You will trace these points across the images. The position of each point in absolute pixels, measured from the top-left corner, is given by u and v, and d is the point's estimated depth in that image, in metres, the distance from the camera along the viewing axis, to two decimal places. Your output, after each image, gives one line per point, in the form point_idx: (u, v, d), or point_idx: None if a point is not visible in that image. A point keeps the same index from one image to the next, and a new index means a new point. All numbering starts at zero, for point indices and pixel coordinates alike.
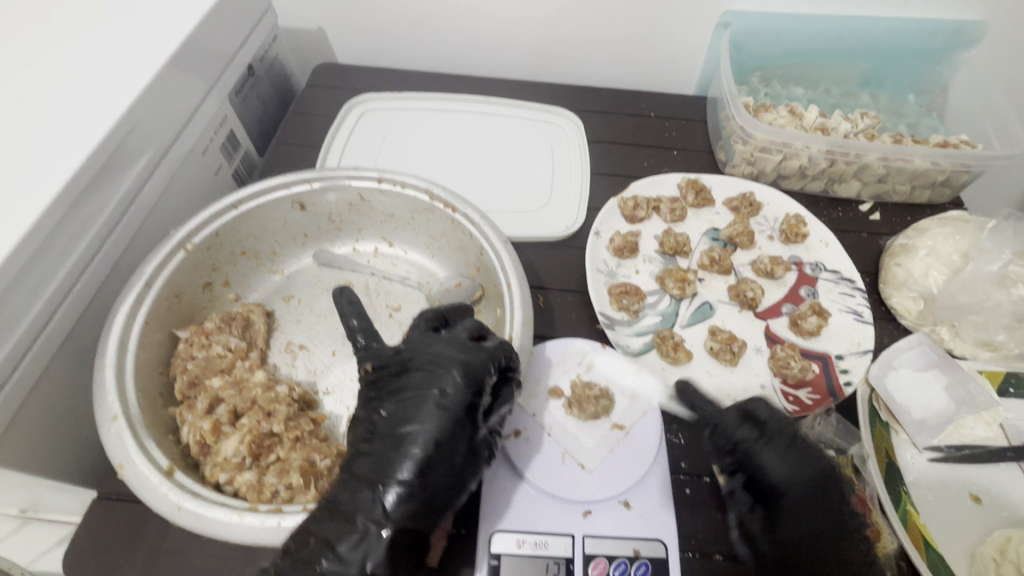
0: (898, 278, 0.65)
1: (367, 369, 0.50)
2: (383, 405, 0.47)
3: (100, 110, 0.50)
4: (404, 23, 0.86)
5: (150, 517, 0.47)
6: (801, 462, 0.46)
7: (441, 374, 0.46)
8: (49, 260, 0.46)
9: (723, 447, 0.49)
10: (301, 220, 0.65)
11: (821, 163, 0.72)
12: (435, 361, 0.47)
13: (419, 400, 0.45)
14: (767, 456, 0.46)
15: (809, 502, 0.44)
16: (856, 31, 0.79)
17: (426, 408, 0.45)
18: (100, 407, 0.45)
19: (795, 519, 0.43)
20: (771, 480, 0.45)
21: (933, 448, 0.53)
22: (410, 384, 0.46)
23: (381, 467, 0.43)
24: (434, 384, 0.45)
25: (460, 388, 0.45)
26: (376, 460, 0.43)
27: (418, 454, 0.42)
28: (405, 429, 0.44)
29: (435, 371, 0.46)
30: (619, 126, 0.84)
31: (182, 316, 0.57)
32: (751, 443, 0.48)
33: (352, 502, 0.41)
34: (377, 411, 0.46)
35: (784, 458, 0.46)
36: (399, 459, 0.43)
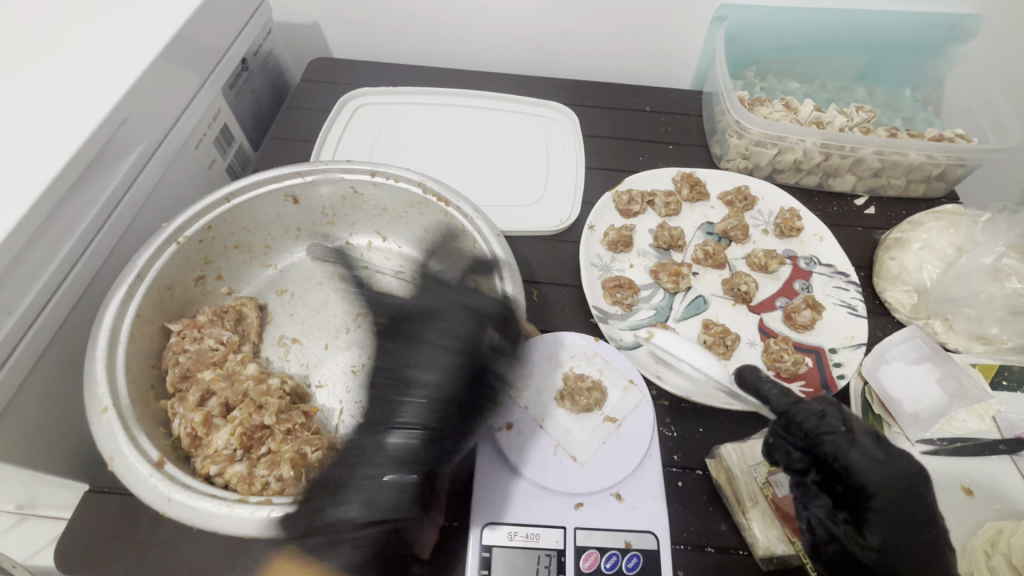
0: (891, 271, 0.65)
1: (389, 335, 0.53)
2: (404, 366, 0.49)
3: (91, 102, 0.49)
4: (399, 18, 0.85)
5: (140, 510, 0.47)
6: (890, 461, 0.43)
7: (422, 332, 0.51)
8: (40, 251, 0.46)
9: (802, 444, 0.44)
10: (294, 214, 0.65)
11: (816, 158, 0.72)
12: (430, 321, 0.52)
13: (440, 370, 0.48)
14: (858, 456, 0.43)
15: (899, 503, 0.42)
16: (851, 25, 0.79)
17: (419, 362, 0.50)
18: (90, 400, 0.45)
19: (884, 522, 0.41)
20: (863, 483, 0.42)
21: (926, 441, 0.52)
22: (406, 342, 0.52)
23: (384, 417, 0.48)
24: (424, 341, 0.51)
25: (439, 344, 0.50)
26: (387, 413, 0.47)
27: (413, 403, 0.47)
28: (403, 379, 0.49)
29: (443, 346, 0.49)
30: (615, 120, 0.84)
31: (174, 310, 0.57)
32: (841, 442, 0.43)
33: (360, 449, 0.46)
34: (404, 370, 0.49)
35: (873, 458, 0.43)
36: (401, 414, 0.47)
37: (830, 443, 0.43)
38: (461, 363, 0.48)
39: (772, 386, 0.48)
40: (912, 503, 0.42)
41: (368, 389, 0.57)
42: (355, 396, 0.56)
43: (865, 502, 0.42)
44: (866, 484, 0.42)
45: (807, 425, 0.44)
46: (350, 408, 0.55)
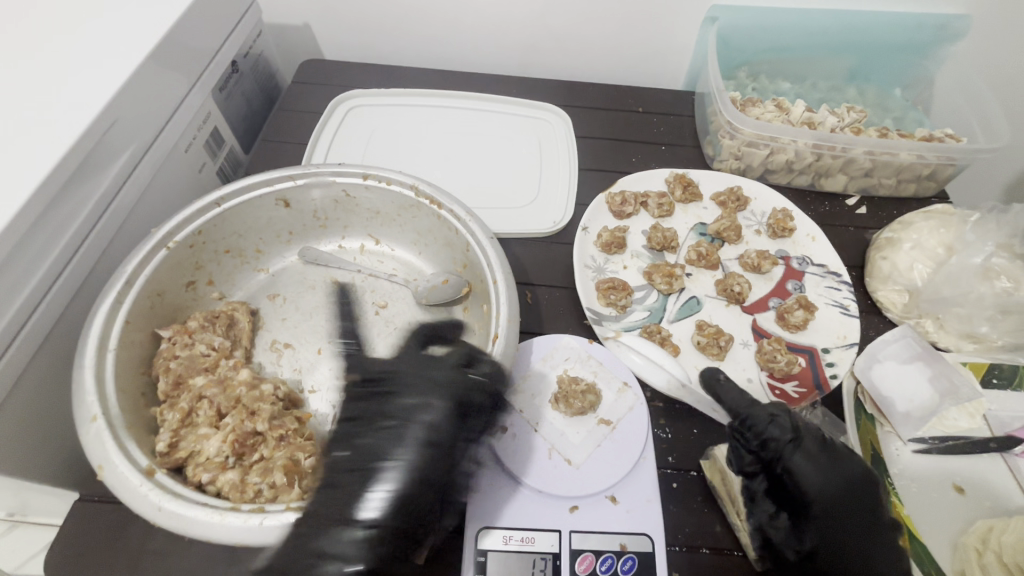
0: (883, 271, 0.65)
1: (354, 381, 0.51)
2: (365, 430, 0.47)
3: (77, 106, 0.49)
4: (390, 19, 0.85)
5: (133, 520, 0.47)
6: (835, 467, 0.44)
7: (428, 397, 0.48)
8: (26, 258, 0.45)
9: (750, 445, 0.45)
10: (285, 217, 0.65)
11: (807, 158, 0.72)
12: (434, 383, 0.48)
13: (400, 432, 0.46)
14: (799, 462, 0.44)
15: (840, 509, 0.43)
16: (841, 25, 0.79)
17: (411, 433, 0.46)
18: (79, 408, 0.44)
19: (824, 526, 0.43)
20: (806, 490, 0.43)
21: (917, 440, 0.54)
22: (393, 410, 0.48)
23: (365, 476, 0.44)
24: (428, 411, 0.47)
25: (449, 414, 0.47)
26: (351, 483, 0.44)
27: (397, 471, 0.44)
28: (383, 458, 0.45)
29: (427, 401, 0.47)
30: (607, 121, 0.84)
31: (164, 315, 0.57)
32: (783, 448, 0.44)
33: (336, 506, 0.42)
34: (361, 435, 0.47)
35: (818, 464, 0.44)
36: (376, 479, 0.44)
37: (771, 448, 0.44)
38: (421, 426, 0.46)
39: (726, 384, 0.48)
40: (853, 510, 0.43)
41: None
42: None
43: (807, 508, 0.43)
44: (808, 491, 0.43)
45: (756, 429, 0.44)
46: (344, 413, 0.55)
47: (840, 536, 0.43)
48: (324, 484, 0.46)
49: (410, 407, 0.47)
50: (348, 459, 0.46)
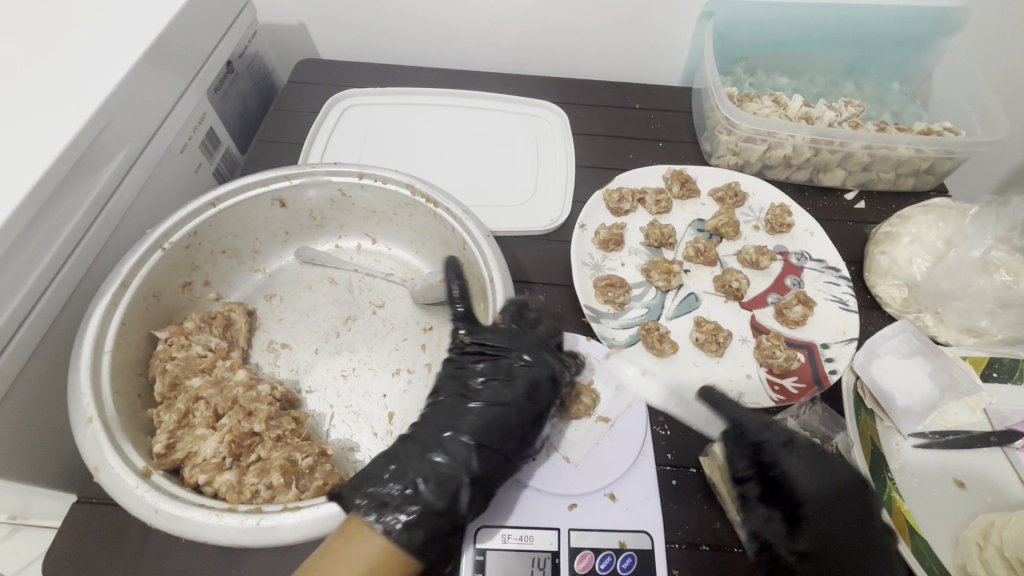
0: (882, 266, 0.65)
1: (463, 342, 0.53)
2: (477, 377, 0.50)
3: (69, 108, 0.48)
4: (386, 17, 0.85)
5: (129, 521, 0.47)
6: (830, 470, 0.47)
7: (535, 362, 0.50)
8: (22, 260, 0.45)
9: (748, 451, 0.49)
10: (282, 217, 0.65)
11: (805, 153, 0.72)
12: (532, 352, 0.51)
13: (507, 385, 0.49)
14: (792, 462, 0.47)
15: (832, 511, 0.45)
16: (839, 20, 0.79)
17: (517, 389, 0.49)
18: (75, 410, 0.44)
19: (818, 526, 0.44)
20: (800, 489, 0.46)
21: (917, 435, 0.53)
22: (508, 366, 0.50)
23: (465, 422, 0.47)
24: (532, 373, 0.50)
25: (549, 380, 0.50)
26: (462, 420, 0.47)
27: (500, 422, 0.47)
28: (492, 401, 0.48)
29: (536, 363, 0.50)
30: (604, 118, 0.83)
31: (161, 316, 0.57)
32: (777, 449, 0.48)
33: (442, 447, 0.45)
34: (473, 381, 0.50)
35: (812, 468, 0.47)
36: (480, 421, 0.47)
37: (768, 450, 0.48)
38: (523, 383, 0.49)
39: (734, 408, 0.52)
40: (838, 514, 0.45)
41: (359, 393, 0.56)
42: (346, 401, 0.56)
43: (800, 508, 0.46)
44: (806, 494, 0.46)
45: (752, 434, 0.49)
46: (342, 413, 0.55)
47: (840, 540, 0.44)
48: (321, 484, 0.46)
49: (515, 366, 0.50)
50: (460, 403, 0.49)
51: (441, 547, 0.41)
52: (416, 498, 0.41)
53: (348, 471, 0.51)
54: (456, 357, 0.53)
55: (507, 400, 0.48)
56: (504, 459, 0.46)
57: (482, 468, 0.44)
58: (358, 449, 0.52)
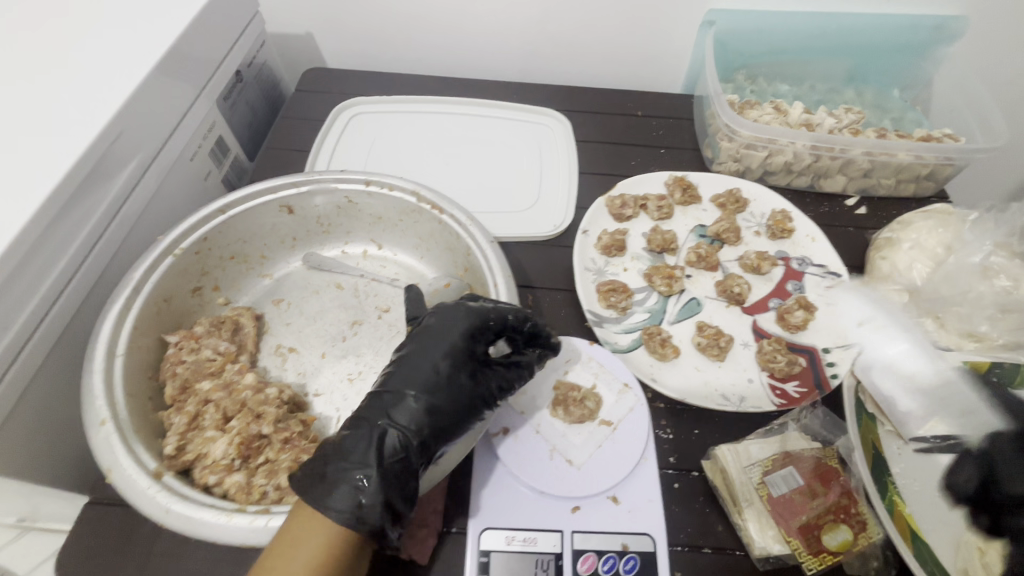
0: (883, 271, 0.66)
1: (409, 327, 0.54)
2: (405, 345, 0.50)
3: (84, 117, 0.50)
4: (392, 28, 0.86)
5: (140, 522, 0.47)
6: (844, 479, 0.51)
7: (448, 319, 0.49)
8: (37, 266, 0.46)
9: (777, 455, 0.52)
10: (290, 223, 0.66)
11: (806, 159, 0.73)
12: (448, 311, 0.50)
13: (432, 346, 0.48)
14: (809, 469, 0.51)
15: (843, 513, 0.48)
16: (838, 28, 0.80)
17: (434, 346, 0.48)
18: (88, 412, 0.45)
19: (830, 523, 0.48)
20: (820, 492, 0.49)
21: (919, 439, 0.54)
22: (428, 328, 0.49)
23: (389, 386, 0.46)
24: (445, 328, 0.48)
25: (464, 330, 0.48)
26: (385, 385, 0.46)
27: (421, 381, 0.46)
28: (412, 362, 0.47)
29: (449, 317, 0.49)
30: (607, 125, 0.85)
31: (171, 321, 0.58)
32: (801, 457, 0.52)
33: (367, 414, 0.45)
34: (401, 350, 0.49)
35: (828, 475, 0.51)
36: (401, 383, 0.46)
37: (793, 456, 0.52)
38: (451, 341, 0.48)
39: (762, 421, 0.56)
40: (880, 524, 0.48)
41: (365, 397, 0.57)
42: (352, 404, 0.56)
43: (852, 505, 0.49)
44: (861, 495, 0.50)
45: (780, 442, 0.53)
46: (348, 416, 0.56)
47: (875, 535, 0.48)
48: None
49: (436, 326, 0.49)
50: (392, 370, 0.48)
51: (370, 505, 0.39)
52: (350, 464, 0.41)
53: None
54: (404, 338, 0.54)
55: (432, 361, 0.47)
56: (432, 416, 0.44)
57: (415, 426, 0.44)
58: None
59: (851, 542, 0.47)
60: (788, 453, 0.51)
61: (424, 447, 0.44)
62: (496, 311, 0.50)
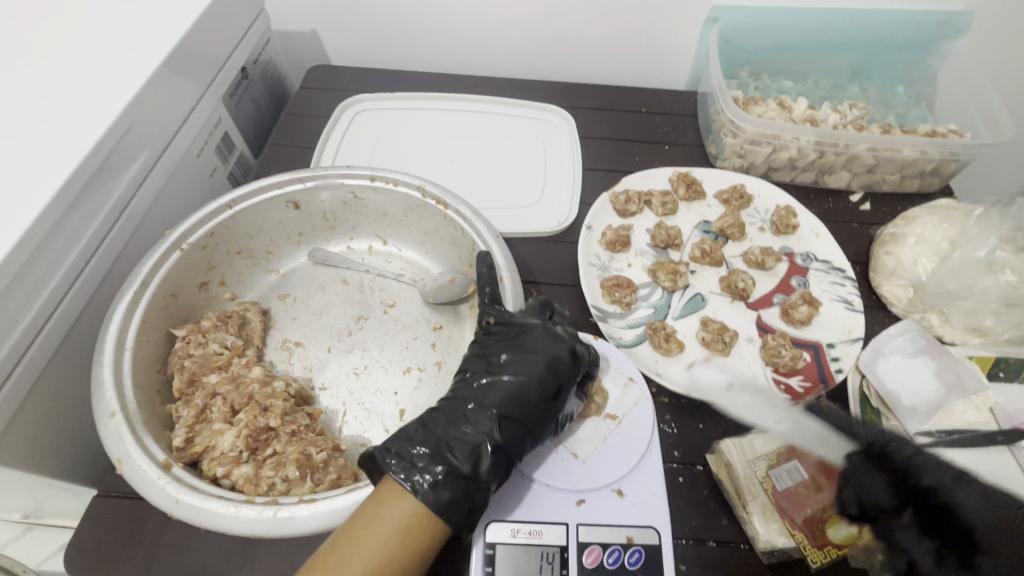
0: (887, 266, 0.66)
1: (490, 323, 0.53)
2: (501, 352, 0.51)
3: (93, 112, 0.50)
4: (396, 25, 0.87)
5: (148, 513, 0.48)
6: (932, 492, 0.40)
7: (555, 342, 0.51)
8: (47, 260, 0.46)
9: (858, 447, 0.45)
10: (296, 219, 0.66)
11: (810, 155, 0.73)
12: (551, 333, 0.51)
13: (526, 362, 0.49)
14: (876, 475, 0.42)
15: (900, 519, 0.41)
16: (843, 24, 0.79)
17: (537, 367, 0.49)
18: (98, 404, 0.46)
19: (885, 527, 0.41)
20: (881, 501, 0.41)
21: (924, 433, 0.51)
22: (530, 343, 0.51)
23: (486, 395, 0.48)
24: (551, 351, 0.50)
25: (568, 358, 0.50)
26: (481, 392, 0.48)
27: (522, 397, 0.48)
28: (513, 376, 0.49)
29: (554, 340, 0.51)
30: (611, 121, 0.85)
31: (179, 315, 0.58)
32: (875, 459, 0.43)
33: (468, 420, 0.46)
34: (494, 356, 0.51)
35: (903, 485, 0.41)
36: (500, 394, 0.48)
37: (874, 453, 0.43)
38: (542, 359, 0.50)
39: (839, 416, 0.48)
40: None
41: (371, 391, 0.57)
42: (358, 398, 0.57)
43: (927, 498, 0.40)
44: (947, 490, 0.39)
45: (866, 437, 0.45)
46: (354, 409, 0.56)
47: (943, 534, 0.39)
48: (335, 478, 0.47)
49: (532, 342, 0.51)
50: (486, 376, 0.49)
51: (467, 510, 0.42)
52: (444, 462, 0.43)
53: None
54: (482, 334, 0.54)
55: (526, 374, 0.49)
56: (525, 431, 0.47)
57: (503, 435, 0.46)
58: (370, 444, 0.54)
59: (856, 535, 0.46)
60: (793, 447, 0.50)
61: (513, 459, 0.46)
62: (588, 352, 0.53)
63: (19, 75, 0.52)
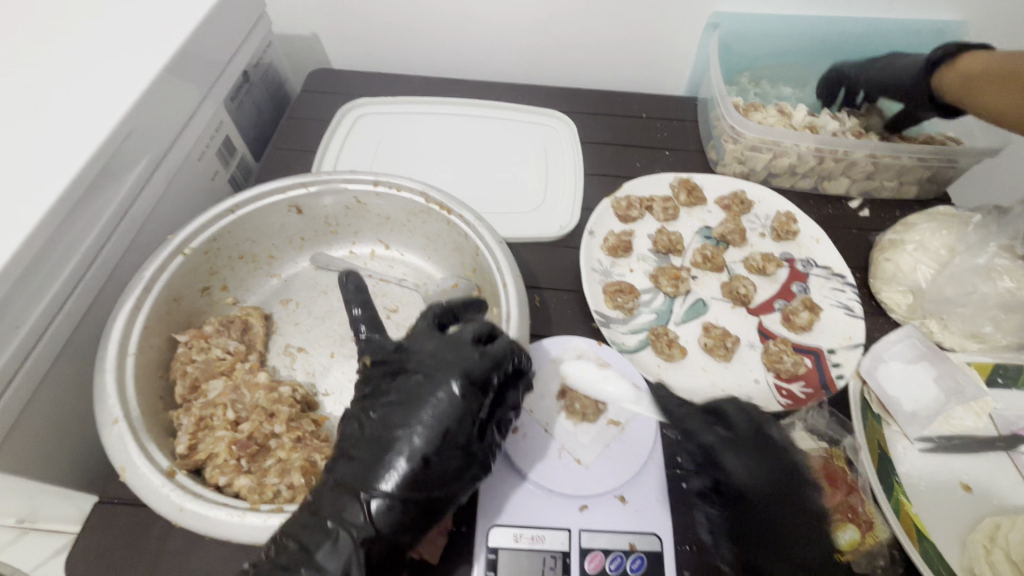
0: (887, 272, 0.66)
1: (366, 364, 0.50)
2: (373, 407, 0.46)
3: (94, 118, 0.50)
4: (398, 31, 0.87)
5: (149, 521, 0.47)
6: (758, 471, 0.47)
7: (439, 379, 0.45)
8: (48, 267, 0.46)
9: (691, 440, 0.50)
10: (298, 224, 0.66)
11: (810, 162, 0.73)
12: (433, 367, 0.46)
13: (409, 407, 0.45)
14: (729, 461, 0.47)
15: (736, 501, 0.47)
16: (842, 33, 0.81)
17: (418, 412, 0.44)
18: (101, 411, 0.45)
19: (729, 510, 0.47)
20: (730, 484, 0.47)
21: (924, 439, 0.55)
22: (408, 388, 0.46)
23: (365, 470, 0.42)
24: (430, 390, 0.45)
25: (458, 391, 0.44)
26: (369, 458, 0.43)
27: (404, 462, 0.42)
28: (394, 433, 0.44)
29: (435, 379, 0.45)
30: (612, 127, 0.85)
31: (181, 321, 0.58)
32: (717, 448, 0.48)
33: (334, 506, 0.41)
34: (371, 411, 0.46)
35: (749, 466, 0.47)
36: (385, 469, 0.42)
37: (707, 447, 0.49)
38: (451, 384, 0.45)
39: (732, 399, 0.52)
40: (887, 524, 0.48)
41: None
42: None
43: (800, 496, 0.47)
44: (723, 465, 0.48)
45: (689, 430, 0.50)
46: None
47: (746, 527, 0.46)
48: None
49: (418, 386, 0.46)
50: (363, 435, 0.45)
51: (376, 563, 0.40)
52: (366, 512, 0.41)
53: None
54: (372, 382, 0.48)
55: (419, 411, 0.44)
56: (427, 488, 0.42)
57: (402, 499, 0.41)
58: None
59: (858, 541, 0.47)
60: None
61: (420, 508, 0.42)
62: (486, 358, 0.46)
63: (17, 80, 0.51)
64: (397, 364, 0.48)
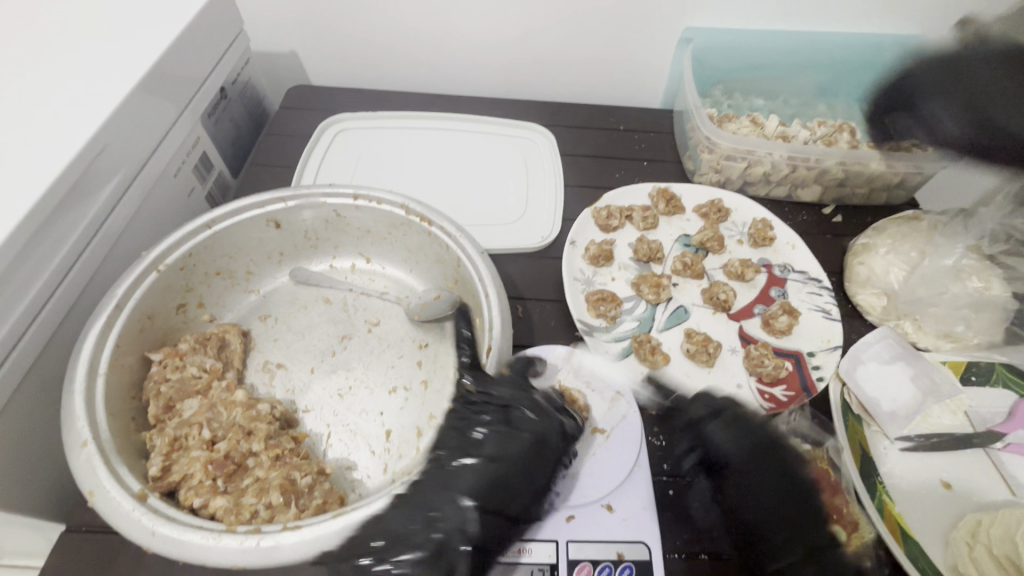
0: (861, 275, 0.67)
1: (468, 390, 0.53)
2: (473, 426, 0.49)
3: (64, 133, 0.49)
4: (377, 48, 0.88)
5: (119, 548, 0.46)
6: (754, 441, 0.51)
7: (543, 421, 0.49)
8: (15, 285, 0.45)
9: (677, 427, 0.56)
10: (276, 239, 0.65)
11: (783, 170, 0.75)
12: (538, 409, 0.50)
13: (510, 437, 0.47)
14: (714, 431, 0.52)
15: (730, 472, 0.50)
16: (809, 48, 0.84)
17: (517, 442, 0.47)
18: (69, 434, 0.44)
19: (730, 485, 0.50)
20: (718, 455, 0.51)
21: (904, 438, 0.55)
22: (512, 418, 0.49)
23: (458, 482, 0.44)
24: (532, 427, 0.48)
25: (554, 439, 0.49)
26: (464, 470, 0.45)
27: (495, 482, 0.45)
28: (493, 454, 0.46)
29: (539, 419, 0.49)
30: (591, 139, 0.86)
31: (155, 339, 0.56)
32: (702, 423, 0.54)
33: (422, 513, 0.43)
34: (470, 429, 0.49)
35: (732, 435, 0.52)
36: (479, 484, 0.44)
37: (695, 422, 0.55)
38: (554, 427, 0.49)
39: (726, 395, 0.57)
40: (872, 524, 0.49)
41: (356, 412, 0.56)
42: (342, 420, 0.55)
43: (726, 471, 0.50)
44: (705, 433, 0.53)
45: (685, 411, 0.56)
46: (338, 431, 0.55)
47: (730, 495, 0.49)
48: (320, 503, 0.46)
49: (522, 417, 0.49)
50: (457, 450, 0.47)
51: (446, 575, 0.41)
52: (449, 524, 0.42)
53: (346, 490, 0.51)
54: (471, 405, 0.51)
55: (518, 440, 0.47)
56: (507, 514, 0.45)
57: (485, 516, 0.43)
58: (355, 467, 0.52)
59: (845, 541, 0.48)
60: None
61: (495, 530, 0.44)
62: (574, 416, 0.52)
63: None
64: (496, 395, 0.51)
